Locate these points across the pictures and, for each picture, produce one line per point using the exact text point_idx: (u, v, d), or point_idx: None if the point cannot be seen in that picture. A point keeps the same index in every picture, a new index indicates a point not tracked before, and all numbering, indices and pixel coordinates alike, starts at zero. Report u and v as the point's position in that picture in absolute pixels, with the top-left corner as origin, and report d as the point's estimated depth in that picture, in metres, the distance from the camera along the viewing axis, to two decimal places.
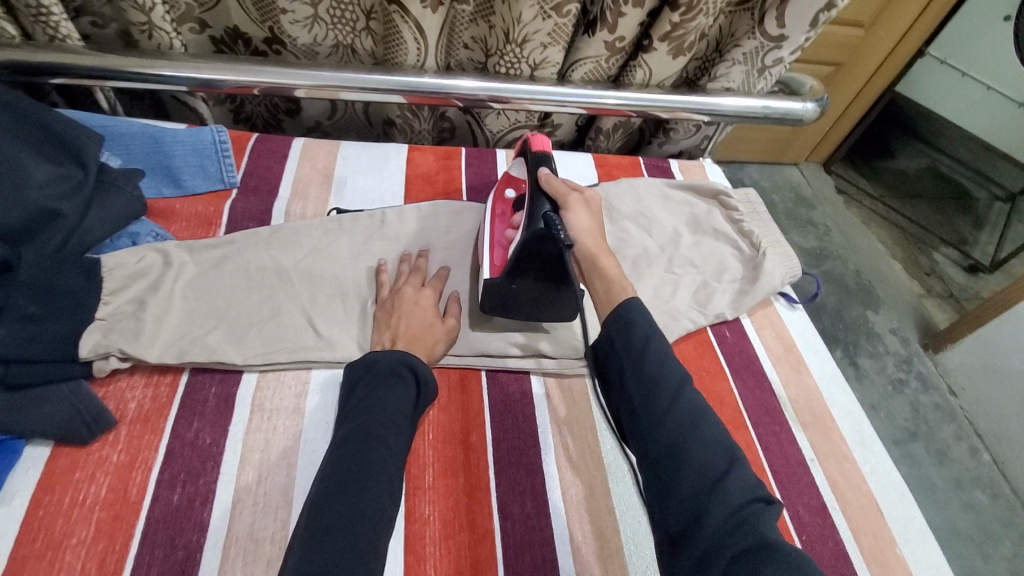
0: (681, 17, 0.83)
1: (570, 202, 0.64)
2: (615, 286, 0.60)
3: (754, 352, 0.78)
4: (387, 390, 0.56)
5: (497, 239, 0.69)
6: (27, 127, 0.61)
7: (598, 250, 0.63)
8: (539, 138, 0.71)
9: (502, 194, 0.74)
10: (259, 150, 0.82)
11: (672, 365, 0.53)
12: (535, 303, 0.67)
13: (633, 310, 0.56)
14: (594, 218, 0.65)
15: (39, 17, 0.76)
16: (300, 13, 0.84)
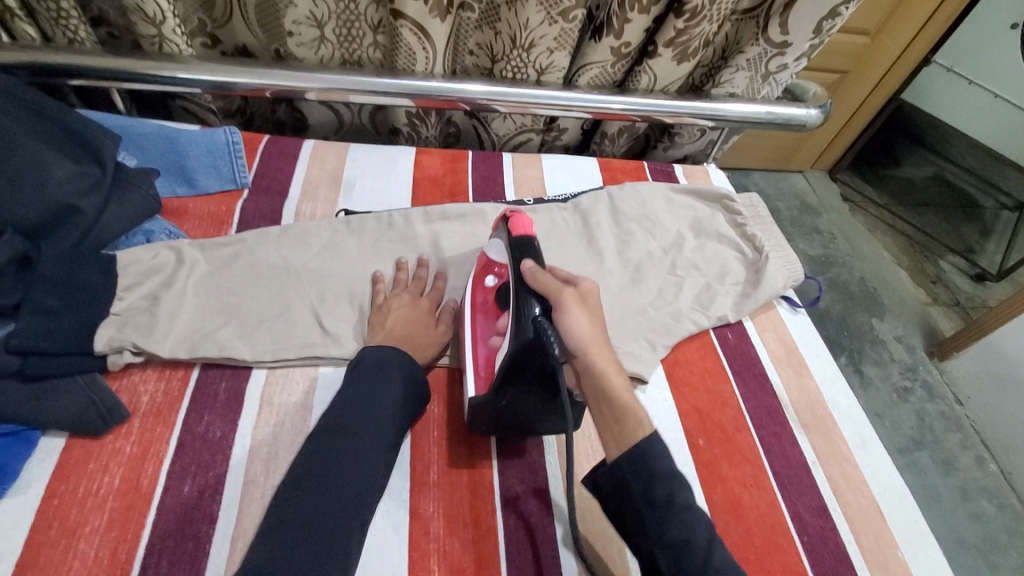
0: (686, 24, 0.84)
1: (564, 300, 0.53)
2: (628, 413, 0.48)
3: (756, 354, 0.78)
4: (377, 389, 0.57)
5: (480, 336, 0.63)
6: (48, 125, 0.63)
7: (607, 362, 0.50)
8: (523, 217, 0.64)
9: (484, 281, 0.66)
10: (270, 152, 0.84)
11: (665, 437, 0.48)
12: (528, 417, 0.58)
13: (654, 445, 0.47)
14: (593, 311, 0.53)
15: (58, 20, 0.78)
16: (307, 35, 0.87)
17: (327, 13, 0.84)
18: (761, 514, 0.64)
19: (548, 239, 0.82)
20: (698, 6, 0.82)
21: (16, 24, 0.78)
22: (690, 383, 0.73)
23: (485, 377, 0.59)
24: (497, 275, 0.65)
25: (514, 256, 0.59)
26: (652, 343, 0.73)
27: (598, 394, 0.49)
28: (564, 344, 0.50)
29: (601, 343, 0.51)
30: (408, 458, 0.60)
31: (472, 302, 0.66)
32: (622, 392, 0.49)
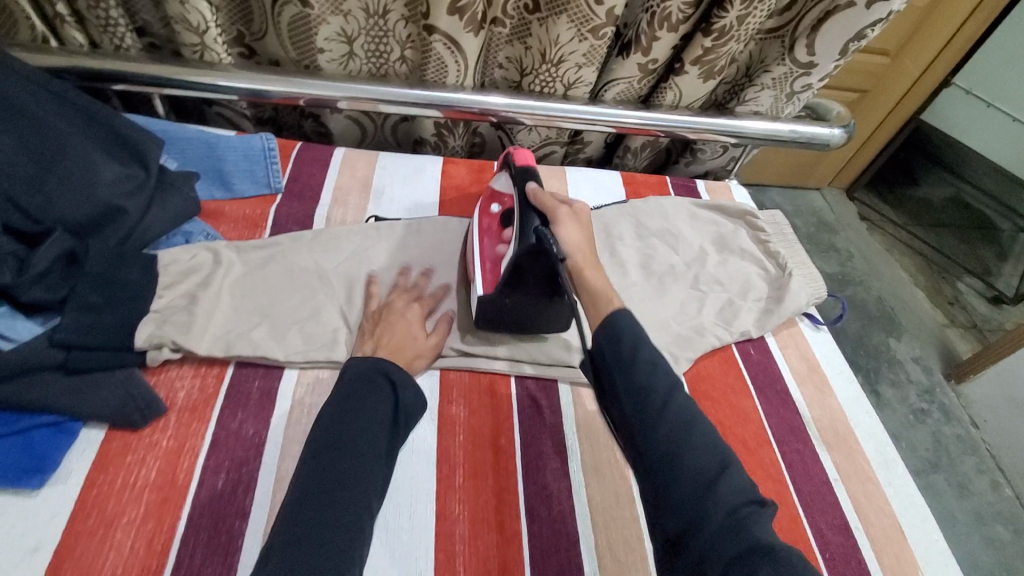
0: (713, 43, 0.86)
1: (558, 214, 0.61)
2: (610, 295, 0.55)
3: (778, 370, 0.79)
4: (366, 397, 0.57)
5: (487, 254, 0.69)
6: (98, 130, 0.66)
7: (590, 260, 0.59)
8: (524, 152, 0.71)
9: (489, 208, 0.73)
10: (303, 158, 0.86)
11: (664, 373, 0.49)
12: (523, 313, 0.67)
13: (622, 318, 0.52)
14: (585, 226, 0.62)
15: (107, 27, 0.81)
16: (336, 51, 0.89)
17: (357, 30, 0.87)
18: (783, 529, 0.64)
19: None
20: (727, 26, 0.83)
21: (65, 30, 0.80)
22: (712, 397, 0.73)
23: (490, 279, 0.67)
24: (503, 203, 0.72)
25: (518, 182, 0.67)
26: (674, 356, 0.74)
27: (584, 284, 0.57)
28: (561, 246, 0.59)
29: (589, 247, 0.60)
30: (434, 461, 0.61)
31: (480, 227, 0.73)
32: (604, 283, 0.56)
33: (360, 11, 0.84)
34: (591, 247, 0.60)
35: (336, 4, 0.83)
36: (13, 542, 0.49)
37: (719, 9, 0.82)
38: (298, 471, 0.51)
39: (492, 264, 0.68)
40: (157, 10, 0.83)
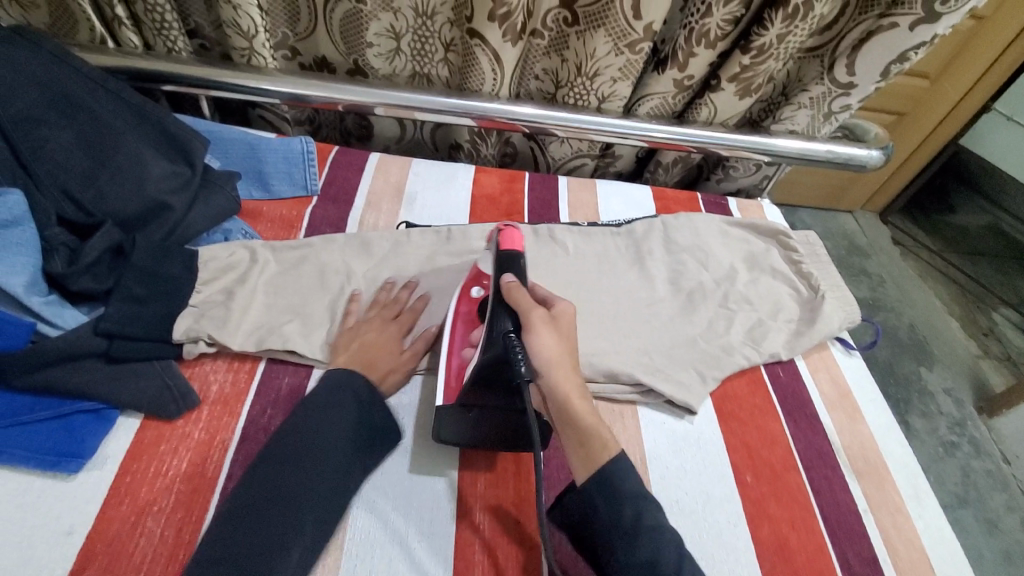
0: (751, 60, 0.85)
1: (534, 322, 0.58)
2: (598, 434, 0.54)
3: (807, 394, 0.77)
4: (332, 412, 0.57)
5: (455, 357, 0.62)
6: (150, 129, 0.68)
7: (568, 386, 0.56)
8: (513, 231, 0.68)
9: (469, 292, 0.67)
10: (339, 163, 0.88)
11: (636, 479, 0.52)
12: (494, 427, 0.61)
13: (622, 466, 0.52)
14: (563, 334, 0.59)
15: (160, 30, 0.84)
16: (383, 47, 0.92)
17: (405, 28, 0.89)
18: (808, 557, 0.62)
19: (601, 263, 0.83)
20: (766, 44, 0.83)
21: (121, 32, 0.83)
22: (739, 419, 0.72)
23: (454, 389, 0.61)
24: (482, 291, 0.66)
25: (499, 268, 0.64)
26: (702, 374, 0.73)
27: (562, 410, 0.55)
28: (535, 362, 0.56)
29: (566, 363, 0.57)
30: (456, 467, 0.61)
31: (455, 312, 0.66)
32: (583, 408, 0.55)
33: (409, 10, 0.86)
34: (570, 359, 0.58)
35: (387, 2, 0.85)
36: (49, 523, 0.51)
37: (759, 27, 0.82)
38: (249, 474, 0.52)
39: (459, 370, 0.61)
40: (211, 13, 0.87)
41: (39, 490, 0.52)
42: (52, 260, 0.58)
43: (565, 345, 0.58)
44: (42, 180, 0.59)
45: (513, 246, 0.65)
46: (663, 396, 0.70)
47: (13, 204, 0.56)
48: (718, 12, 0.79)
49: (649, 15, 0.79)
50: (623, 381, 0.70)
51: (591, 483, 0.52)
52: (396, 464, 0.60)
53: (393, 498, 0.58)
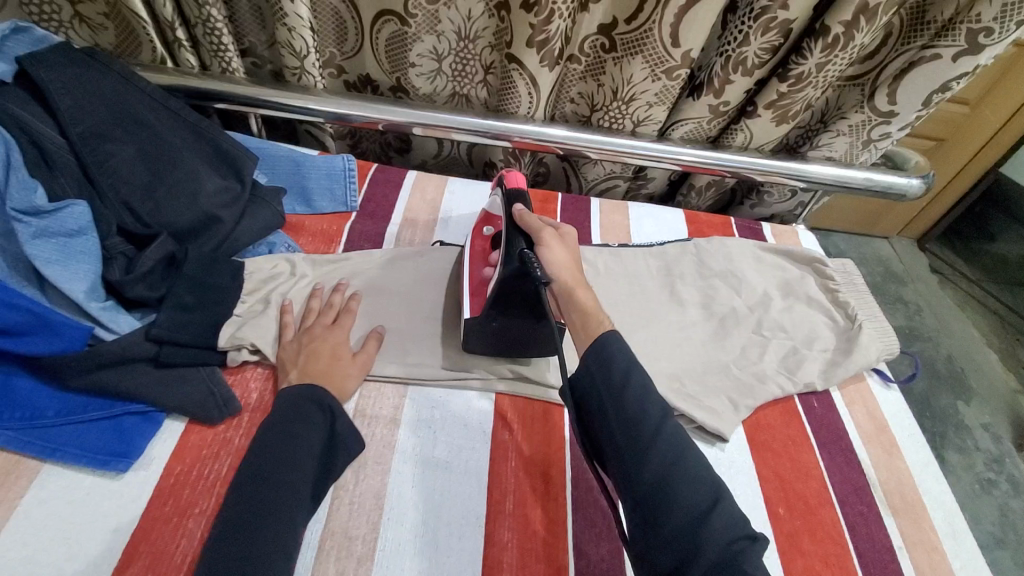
0: (789, 88, 0.85)
1: (543, 237, 0.63)
2: (597, 318, 0.57)
3: (843, 426, 0.76)
4: (300, 421, 0.57)
5: (475, 278, 0.69)
6: (205, 146, 0.72)
7: (575, 280, 0.61)
8: (515, 173, 0.74)
9: (481, 230, 0.74)
10: (378, 180, 0.91)
11: (653, 399, 0.51)
12: (515, 337, 0.67)
13: (619, 346, 0.53)
14: (566, 247, 0.64)
15: (217, 53, 0.88)
16: (426, 66, 0.94)
17: (447, 50, 0.92)
18: None
19: (632, 285, 0.83)
20: (804, 72, 0.83)
21: (180, 53, 0.87)
22: (772, 448, 0.71)
23: (479, 300, 0.67)
24: (494, 227, 0.73)
25: (508, 202, 0.69)
26: (734, 402, 0.72)
27: (571, 311, 0.59)
28: (544, 269, 0.60)
29: (573, 268, 0.62)
30: (486, 484, 0.61)
31: (471, 249, 0.74)
32: (589, 304, 0.59)
33: (452, 33, 0.89)
34: (575, 268, 0.62)
35: (432, 25, 0.88)
36: (98, 521, 0.53)
37: (797, 56, 0.82)
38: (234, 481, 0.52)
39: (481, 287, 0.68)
40: (264, 32, 0.91)
41: (89, 487, 0.55)
42: (111, 268, 0.61)
43: (573, 258, 0.64)
44: (104, 191, 0.62)
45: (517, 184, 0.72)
46: (694, 422, 0.70)
47: (76, 215, 0.58)
48: (755, 41, 0.80)
49: (687, 42, 0.80)
50: None
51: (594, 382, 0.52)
52: (426, 479, 0.61)
53: (423, 512, 0.58)
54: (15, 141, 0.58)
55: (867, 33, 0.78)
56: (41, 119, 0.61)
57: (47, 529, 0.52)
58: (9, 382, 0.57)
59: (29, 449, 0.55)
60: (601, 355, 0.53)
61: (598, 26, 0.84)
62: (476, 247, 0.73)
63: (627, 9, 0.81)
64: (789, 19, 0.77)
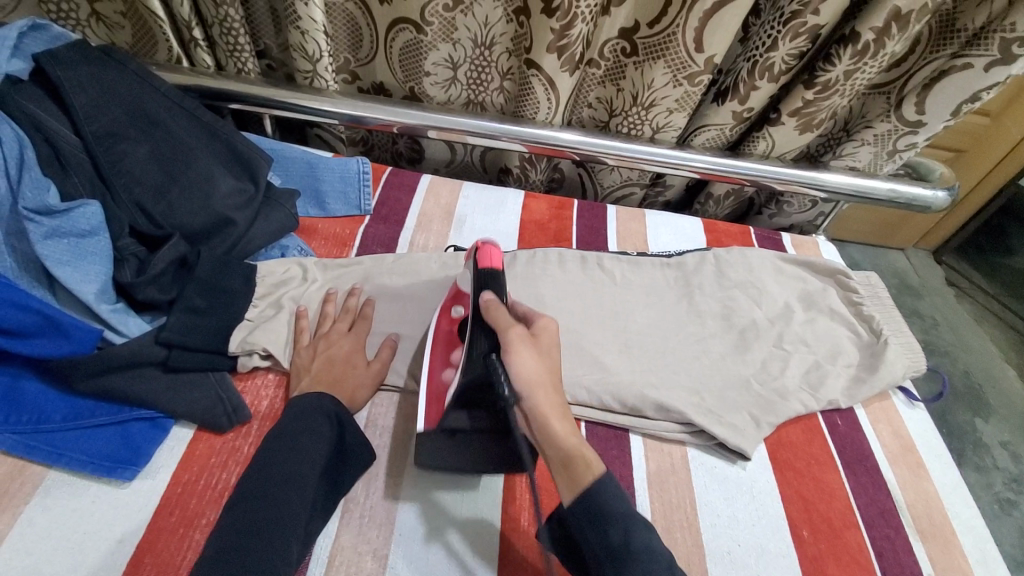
0: (815, 95, 0.84)
1: (512, 340, 0.55)
2: (580, 454, 0.51)
3: (868, 445, 0.73)
4: (310, 434, 0.55)
5: (434, 389, 0.59)
6: (218, 145, 0.71)
7: (551, 403, 0.53)
8: (491, 246, 0.64)
9: (451, 310, 0.66)
10: (391, 184, 0.89)
11: (624, 498, 0.49)
12: (472, 445, 0.60)
13: (606, 484, 0.49)
14: (544, 350, 0.57)
15: (233, 53, 0.87)
16: (441, 75, 0.93)
17: (463, 58, 0.90)
18: None
19: (650, 295, 0.81)
20: (832, 79, 0.81)
21: (196, 53, 0.87)
22: (795, 468, 0.69)
23: (436, 410, 0.59)
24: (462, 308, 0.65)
25: (478, 286, 0.60)
26: (756, 419, 0.70)
27: (545, 437, 0.52)
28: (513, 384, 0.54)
29: (548, 376, 0.55)
30: (501, 499, 0.60)
31: (436, 330, 0.64)
32: (565, 435, 0.52)
33: (469, 41, 0.88)
34: (553, 376, 0.55)
35: (448, 33, 0.87)
36: (103, 530, 0.52)
37: (824, 63, 0.81)
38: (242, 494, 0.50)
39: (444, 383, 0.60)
40: (280, 35, 0.91)
41: (94, 495, 0.54)
42: (122, 270, 0.60)
43: (548, 359, 0.56)
44: (116, 192, 0.61)
45: (491, 263, 0.62)
46: (714, 439, 0.67)
47: (88, 215, 0.57)
48: (784, 47, 0.78)
49: (711, 48, 0.78)
50: (674, 420, 0.68)
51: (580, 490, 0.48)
52: (439, 491, 0.59)
53: (435, 527, 0.57)
54: (28, 138, 0.57)
55: (898, 41, 0.76)
56: (55, 118, 0.60)
57: (52, 537, 0.51)
58: (18, 385, 0.56)
59: (35, 454, 0.54)
60: (591, 498, 0.48)
61: (619, 30, 0.83)
62: (442, 327, 0.64)
63: (650, 12, 0.79)
64: (819, 25, 0.76)
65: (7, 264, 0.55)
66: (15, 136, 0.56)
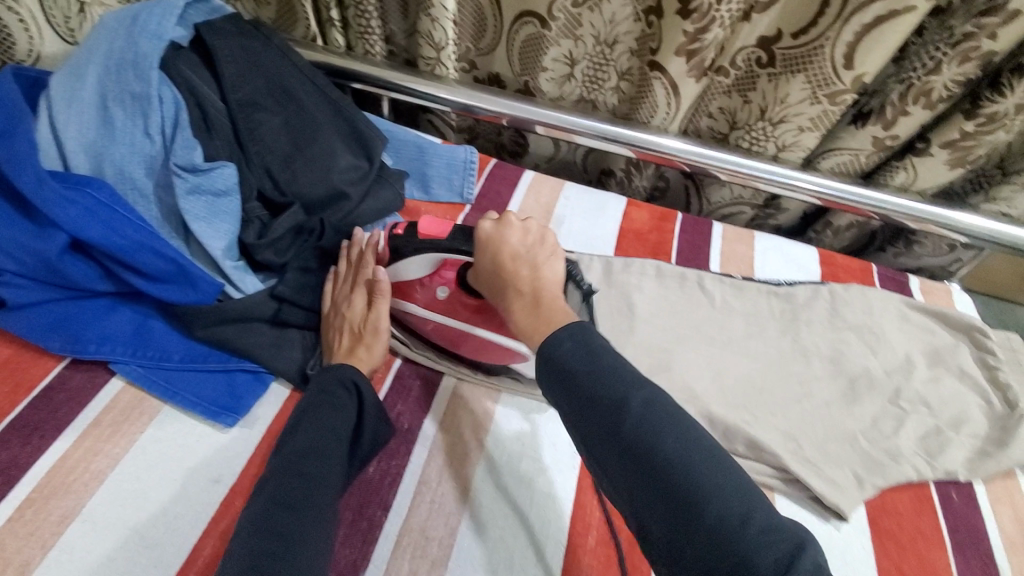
0: (977, 128, 0.75)
1: (484, 237, 0.54)
2: (551, 255, 0.54)
3: (987, 529, 0.65)
4: (333, 405, 0.55)
5: (488, 325, 0.62)
6: (342, 123, 0.73)
7: (539, 250, 0.54)
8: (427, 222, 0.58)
9: (435, 292, 0.62)
10: (494, 175, 0.90)
11: (633, 380, 0.42)
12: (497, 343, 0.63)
13: (587, 331, 0.45)
14: (512, 271, 0.52)
15: (364, 35, 0.90)
16: (557, 71, 0.91)
17: (583, 54, 0.88)
18: None
19: (750, 324, 0.76)
20: (1000, 111, 0.73)
21: (332, 33, 0.91)
22: (896, 538, 0.62)
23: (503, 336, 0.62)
24: (445, 283, 0.61)
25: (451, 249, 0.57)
26: (859, 478, 0.64)
27: (550, 265, 0.53)
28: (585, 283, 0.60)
29: (510, 263, 0.52)
30: (569, 512, 0.58)
31: (432, 317, 0.64)
32: (551, 284, 0.52)
33: (591, 38, 0.85)
34: (506, 275, 0.52)
35: (571, 28, 0.85)
36: (202, 468, 0.56)
37: (993, 92, 0.72)
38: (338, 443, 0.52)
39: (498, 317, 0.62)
40: (406, 22, 0.92)
41: (198, 434, 0.58)
42: (246, 230, 0.65)
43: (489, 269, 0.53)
44: (251, 158, 0.65)
45: (438, 233, 0.58)
46: (810, 491, 0.63)
47: (224, 177, 0.61)
48: (948, 71, 0.71)
49: (863, 66, 0.72)
50: (767, 461, 0.64)
51: (604, 368, 0.43)
52: (507, 492, 0.59)
53: (499, 526, 0.56)
54: (183, 100, 0.62)
55: None
56: (207, 84, 0.65)
57: (158, 467, 0.55)
58: (147, 323, 0.62)
59: (153, 388, 0.60)
60: (568, 338, 0.45)
61: (758, 38, 0.77)
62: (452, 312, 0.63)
63: (797, 22, 0.74)
64: (994, 51, 0.68)
65: (152, 213, 0.61)
66: (173, 97, 0.61)
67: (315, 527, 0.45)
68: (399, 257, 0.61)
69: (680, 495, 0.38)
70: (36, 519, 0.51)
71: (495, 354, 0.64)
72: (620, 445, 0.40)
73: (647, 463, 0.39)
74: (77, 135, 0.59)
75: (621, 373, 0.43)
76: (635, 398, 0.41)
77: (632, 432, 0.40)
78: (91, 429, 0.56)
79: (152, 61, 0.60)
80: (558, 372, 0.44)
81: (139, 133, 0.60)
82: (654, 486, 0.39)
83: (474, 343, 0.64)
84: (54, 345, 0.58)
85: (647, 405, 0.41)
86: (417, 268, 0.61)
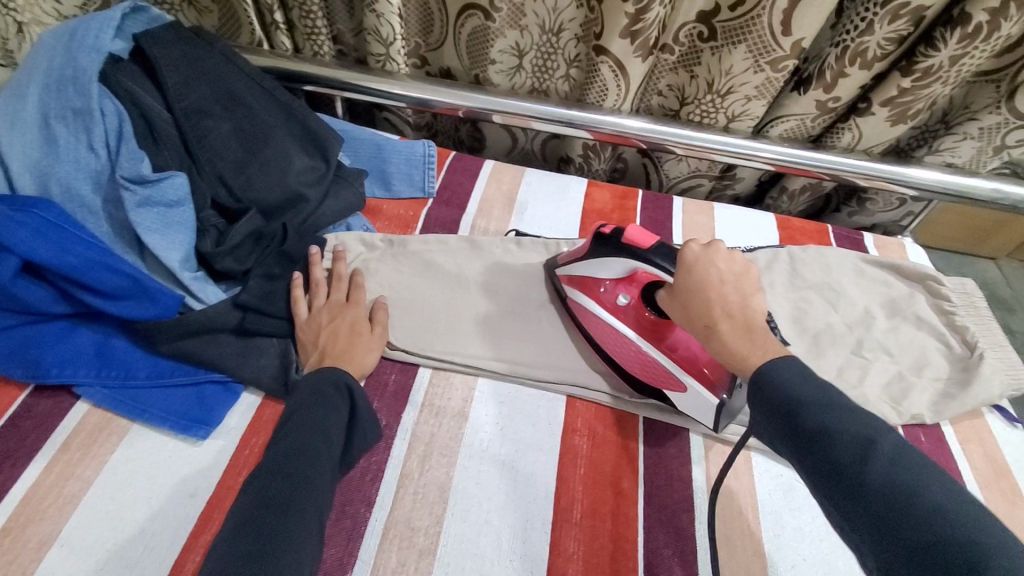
0: (913, 83, 0.78)
1: (698, 261, 0.52)
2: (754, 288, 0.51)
3: (954, 465, 0.68)
4: (324, 407, 0.54)
5: (674, 343, 0.61)
6: (294, 125, 0.72)
7: (747, 281, 0.51)
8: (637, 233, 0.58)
9: (618, 300, 0.64)
10: (454, 167, 0.90)
11: (873, 425, 0.41)
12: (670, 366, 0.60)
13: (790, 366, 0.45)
14: (719, 294, 0.50)
15: (310, 36, 0.90)
16: (506, 64, 0.92)
17: (529, 45, 0.89)
18: None
19: None
20: (934, 66, 0.75)
21: (277, 37, 0.90)
22: None
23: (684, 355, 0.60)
24: (630, 291, 0.63)
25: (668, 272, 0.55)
26: None
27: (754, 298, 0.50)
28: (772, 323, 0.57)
29: (716, 290, 0.50)
30: (553, 489, 0.59)
31: (608, 325, 0.65)
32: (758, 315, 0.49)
33: (536, 27, 0.86)
34: (708, 305, 0.50)
35: (516, 19, 0.85)
36: (178, 482, 0.55)
37: (926, 48, 0.75)
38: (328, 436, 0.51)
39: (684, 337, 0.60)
40: (353, 20, 0.91)
41: (171, 449, 0.57)
42: (203, 240, 0.64)
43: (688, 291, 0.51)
44: (201, 165, 0.64)
45: (643, 243, 0.57)
46: None
47: (175, 186, 0.60)
48: (880, 30, 0.73)
49: (799, 31, 0.74)
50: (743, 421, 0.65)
51: (838, 407, 0.42)
52: (489, 476, 0.59)
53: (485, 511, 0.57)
54: (127, 112, 0.61)
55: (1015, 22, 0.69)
56: (150, 94, 0.64)
57: (132, 486, 0.54)
58: (109, 342, 0.61)
59: (120, 407, 0.58)
60: (772, 372, 0.45)
61: (698, 13, 0.79)
62: (627, 319, 0.64)
63: None
64: (922, 6, 0.70)
65: (103, 229, 0.60)
66: (116, 109, 0.60)
67: (308, 516, 0.44)
68: (599, 253, 0.62)
69: (946, 542, 0.34)
70: (12, 548, 0.49)
71: (662, 378, 0.62)
72: (860, 481, 0.38)
73: (899, 505, 0.36)
74: (20, 155, 0.58)
75: (852, 413, 0.41)
76: (880, 440, 0.39)
77: (880, 479, 0.37)
78: (59, 454, 0.55)
79: (91, 74, 0.59)
80: (777, 400, 0.44)
81: (83, 149, 0.59)
82: (910, 527, 0.35)
83: (645, 362, 0.62)
84: (15, 372, 0.57)
85: (895, 448, 0.39)
86: (611, 269, 0.62)
